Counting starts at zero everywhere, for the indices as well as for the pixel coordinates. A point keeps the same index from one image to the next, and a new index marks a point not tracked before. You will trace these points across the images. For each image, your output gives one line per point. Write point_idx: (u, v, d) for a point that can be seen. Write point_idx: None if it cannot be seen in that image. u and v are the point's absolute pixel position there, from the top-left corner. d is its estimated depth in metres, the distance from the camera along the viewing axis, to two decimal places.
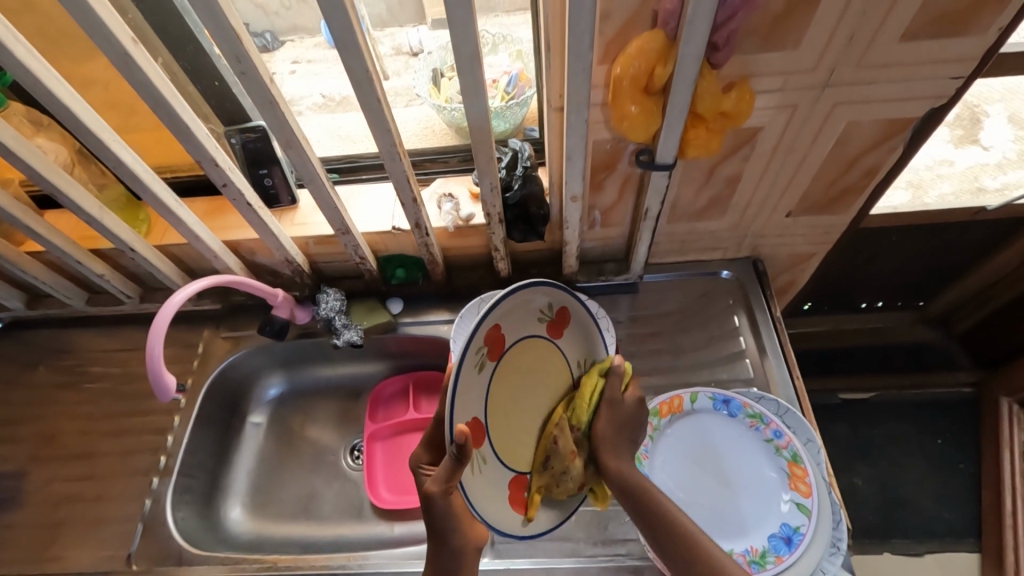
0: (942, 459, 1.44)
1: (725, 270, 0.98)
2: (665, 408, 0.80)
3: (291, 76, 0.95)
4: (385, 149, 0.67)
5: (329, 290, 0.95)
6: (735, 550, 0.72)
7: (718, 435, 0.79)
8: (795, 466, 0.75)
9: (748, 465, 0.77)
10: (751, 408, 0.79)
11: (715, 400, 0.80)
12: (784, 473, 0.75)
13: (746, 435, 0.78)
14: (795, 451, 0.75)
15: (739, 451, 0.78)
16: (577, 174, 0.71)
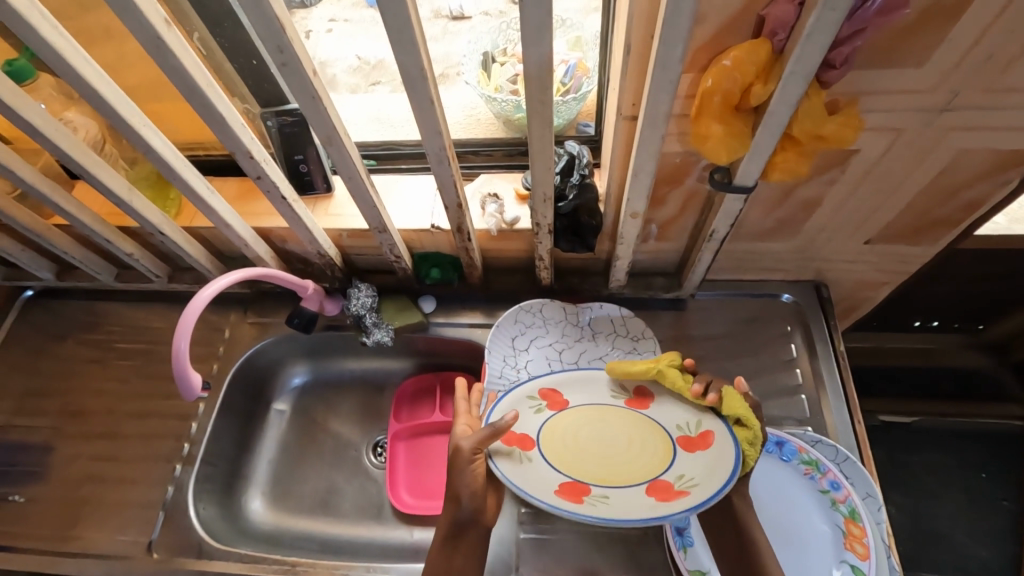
0: (983, 494, 1.35)
1: (786, 293, 0.90)
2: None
3: (327, 35, 0.89)
4: (432, 153, 0.61)
5: (361, 286, 0.90)
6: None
7: (767, 479, 0.74)
8: (852, 523, 0.69)
9: (797, 514, 0.71)
10: (807, 454, 0.73)
11: (767, 440, 0.74)
12: (839, 530, 0.69)
13: (799, 482, 0.73)
14: (853, 507, 0.69)
15: (790, 501, 0.72)
16: (642, 191, 0.64)
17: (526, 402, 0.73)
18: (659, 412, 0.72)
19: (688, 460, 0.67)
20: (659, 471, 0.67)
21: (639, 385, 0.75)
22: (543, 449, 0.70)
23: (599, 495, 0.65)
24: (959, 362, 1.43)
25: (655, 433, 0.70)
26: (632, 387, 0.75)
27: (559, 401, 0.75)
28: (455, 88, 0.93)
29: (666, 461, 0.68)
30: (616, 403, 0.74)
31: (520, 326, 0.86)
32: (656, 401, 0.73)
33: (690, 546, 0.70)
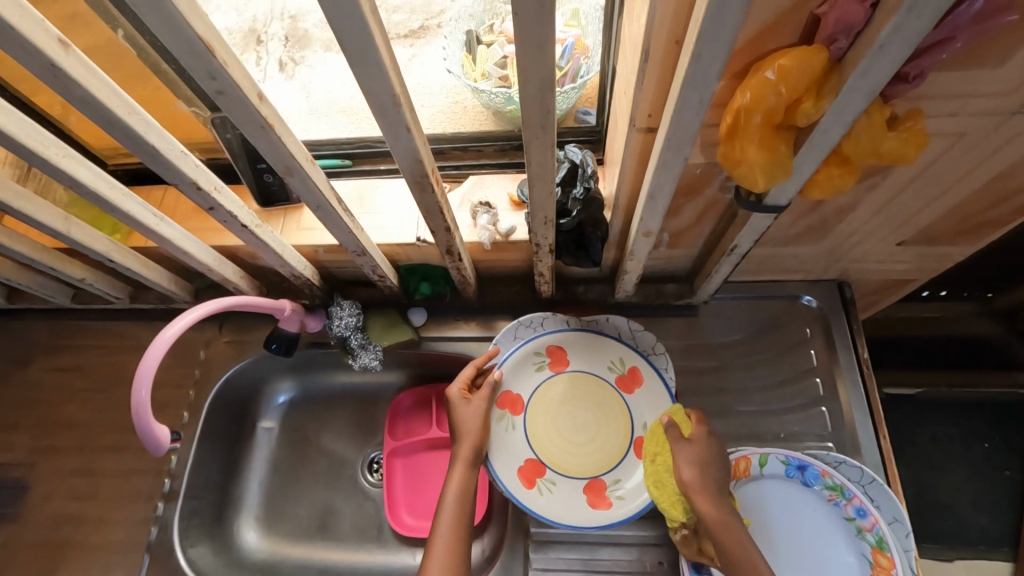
0: (986, 464, 1.27)
1: (807, 295, 0.83)
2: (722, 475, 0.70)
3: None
4: (412, 179, 0.52)
5: (343, 304, 0.82)
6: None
7: (788, 504, 0.69)
8: (880, 554, 0.65)
9: (818, 542, 0.68)
10: (830, 479, 0.68)
11: (789, 464, 0.69)
12: (866, 561, 0.66)
13: (822, 509, 0.69)
14: (881, 536, 0.65)
15: (815, 529, 0.68)
16: (658, 212, 0.55)
17: (532, 358, 0.78)
18: (636, 406, 0.77)
19: (632, 467, 0.75)
20: (602, 471, 0.75)
21: (636, 365, 0.78)
22: (527, 417, 0.77)
23: (549, 479, 0.74)
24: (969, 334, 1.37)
25: (625, 430, 0.76)
26: (629, 365, 0.78)
27: (563, 361, 0.79)
28: (431, 50, 0.82)
29: (614, 461, 0.76)
30: (607, 377, 0.78)
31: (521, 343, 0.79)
32: (643, 388, 0.77)
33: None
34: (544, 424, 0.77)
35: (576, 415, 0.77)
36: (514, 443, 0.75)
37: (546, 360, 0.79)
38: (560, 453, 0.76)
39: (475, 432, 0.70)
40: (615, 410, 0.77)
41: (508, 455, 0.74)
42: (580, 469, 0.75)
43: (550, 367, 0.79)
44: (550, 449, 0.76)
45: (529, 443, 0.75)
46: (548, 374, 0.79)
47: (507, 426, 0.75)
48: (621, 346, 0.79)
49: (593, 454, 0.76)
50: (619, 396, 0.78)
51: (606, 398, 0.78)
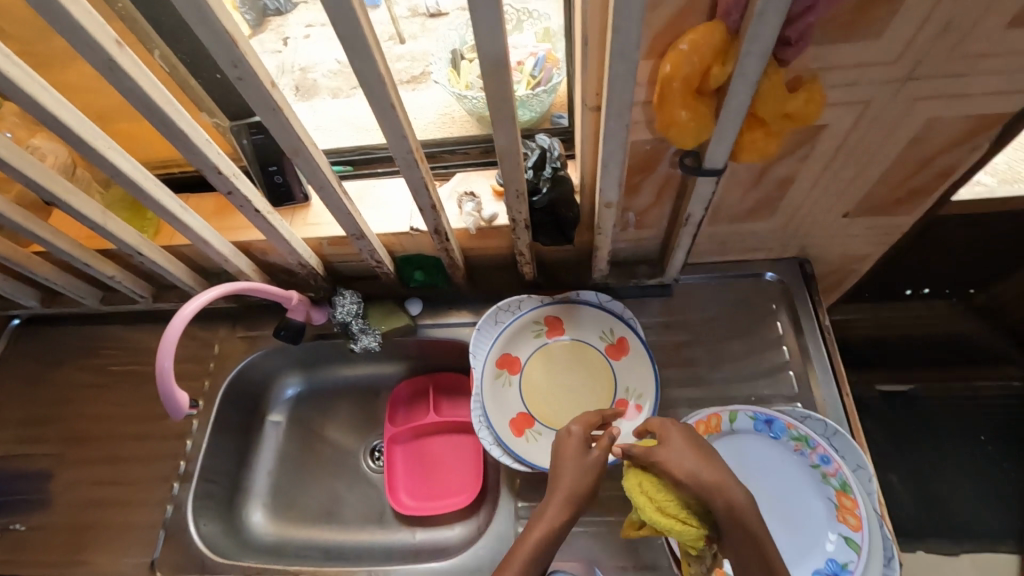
0: (988, 458, 1.34)
1: (770, 271, 0.90)
2: (702, 428, 0.75)
3: (306, 40, 0.87)
4: (399, 157, 0.62)
5: (346, 293, 0.90)
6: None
7: (764, 456, 0.74)
8: (843, 496, 0.69)
9: (792, 487, 0.73)
10: (796, 430, 0.72)
11: (756, 419, 0.74)
12: (831, 503, 0.70)
13: (790, 459, 0.73)
14: (844, 480, 0.70)
15: (783, 478, 0.73)
16: (614, 182, 0.64)
17: (530, 325, 0.85)
18: (621, 370, 0.82)
19: None
20: None
21: (623, 336, 0.83)
22: (523, 376, 0.83)
23: (536, 430, 0.80)
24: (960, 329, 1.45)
25: (609, 390, 0.81)
26: (618, 335, 0.84)
27: (559, 330, 0.85)
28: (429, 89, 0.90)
29: None
30: (596, 345, 0.84)
31: (501, 327, 0.85)
32: (629, 356, 0.82)
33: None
34: (536, 384, 0.83)
35: (566, 378, 0.83)
36: (510, 397, 0.82)
37: (543, 327, 0.85)
38: (548, 410, 0.81)
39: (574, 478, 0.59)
40: (602, 374, 0.83)
41: (502, 410, 0.80)
42: (563, 423, 0.80)
43: (546, 334, 0.85)
44: (539, 405, 0.81)
45: (523, 399, 0.82)
46: (544, 342, 0.85)
47: (505, 381, 0.82)
48: (611, 317, 0.84)
49: (580, 414, 0.81)
50: (607, 361, 0.83)
51: (597, 363, 0.83)
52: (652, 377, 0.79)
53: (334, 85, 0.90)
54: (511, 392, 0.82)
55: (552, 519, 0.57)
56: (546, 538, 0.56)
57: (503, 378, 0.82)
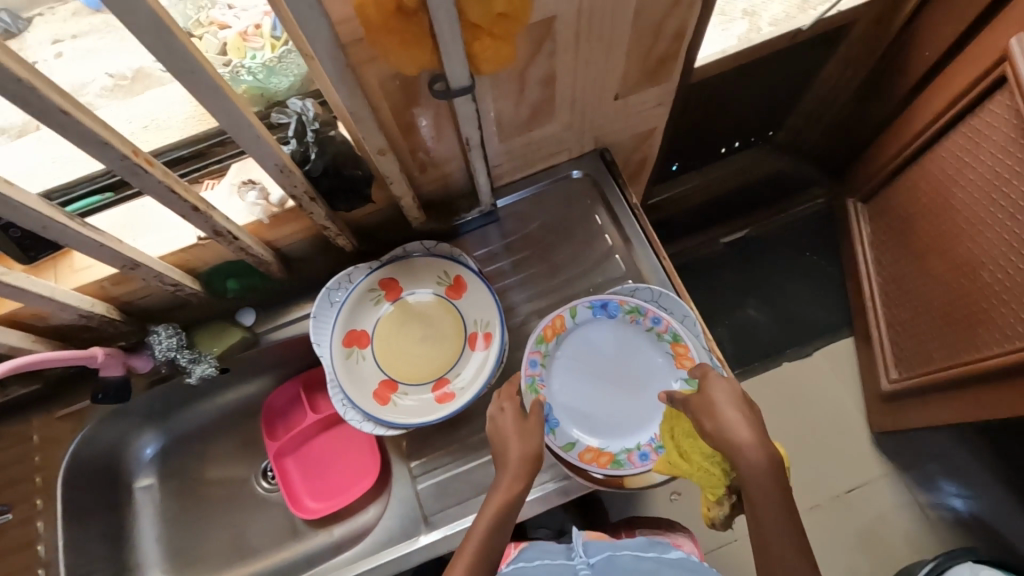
0: (813, 267, 1.67)
1: (575, 170, 0.94)
2: (551, 332, 0.79)
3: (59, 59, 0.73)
4: (115, 166, 0.53)
5: (159, 328, 0.82)
6: (642, 443, 0.76)
7: (608, 337, 0.80)
8: (677, 345, 0.78)
9: (635, 354, 0.79)
10: (628, 304, 0.79)
11: (594, 307, 0.79)
12: (670, 356, 0.78)
13: (630, 330, 0.80)
14: (675, 333, 0.78)
15: (629, 349, 0.79)
16: (372, 126, 0.62)
17: (366, 294, 0.83)
18: (466, 307, 0.83)
19: (468, 359, 0.81)
20: (444, 370, 0.81)
21: (459, 274, 0.83)
22: (374, 345, 0.82)
23: (401, 391, 0.80)
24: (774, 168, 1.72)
25: (457, 329, 0.82)
26: (454, 275, 0.84)
27: (397, 290, 0.84)
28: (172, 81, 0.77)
29: (454, 358, 0.81)
30: (436, 291, 0.84)
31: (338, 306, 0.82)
32: (469, 292, 0.83)
33: (556, 428, 0.75)
34: (387, 347, 0.82)
35: (415, 331, 0.83)
36: (367, 370, 0.80)
37: (380, 292, 0.83)
38: (407, 368, 0.81)
39: (512, 452, 0.68)
40: (448, 316, 0.83)
41: (362, 385, 0.79)
42: (424, 375, 0.81)
43: (386, 298, 0.83)
44: (395, 367, 0.81)
45: (380, 367, 0.81)
46: (386, 306, 0.83)
47: (358, 357, 0.81)
48: (444, 260, 0.84)
49: (437, 360, 0.82)
50: (450, 302, 0.83)
51: (439, 307, 0.83)
52: (492, 305, 0.81)
53: (12, 123, 0.73)
54: (367, 365, 0.81)
55: (509, 489, 0.65)
56: (501, 506, 0.63)
57: (354, 355, 0.81)
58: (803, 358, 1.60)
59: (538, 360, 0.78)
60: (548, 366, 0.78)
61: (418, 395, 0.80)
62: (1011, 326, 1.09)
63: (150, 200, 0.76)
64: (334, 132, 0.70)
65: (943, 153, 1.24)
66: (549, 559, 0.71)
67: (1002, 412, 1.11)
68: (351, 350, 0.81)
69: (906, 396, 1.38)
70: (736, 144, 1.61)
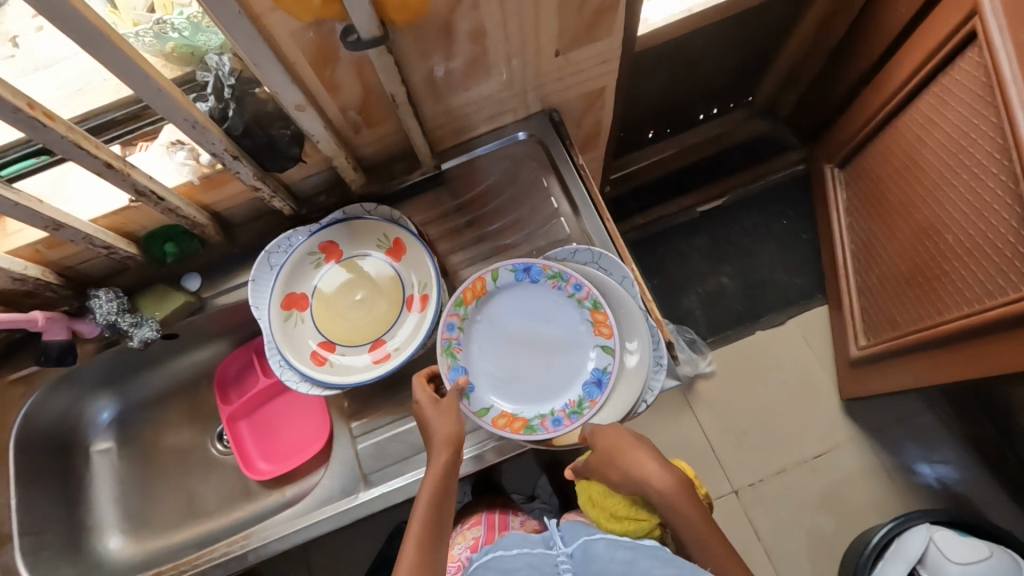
0: (788, 235, 1.65)
1: (521, 131, 0.92)
2: (472, 295, 0.78)
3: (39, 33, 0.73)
4: (10, 119, 0.52)
5: (99, 292, 0.82)
6: (556, 409, 0.76)
7: (530, 300, 0.79)
8: (596, 312, 0.76)
9: (554, 319, 0.79)
10: (549, 270, 0.77)
11: (516, 271, 0.78)
12: (589, 322, 0.77)
13: (551, 295, 0.78)
14: (595, 300, 0.76)
15: (549, 315, 0.79)
16: (282, 79, 0.61)
17: (305, 257, 0.82)
18: (405, 270, 0.83)
19: (405, 321, 0.81)
20: (382, 332, 0.81)
21: (398, 237, 0.83)
22: (313, 308, 0.82)
23: (339, 352, 0.81)
24: (750, 133, 1.69)
25: (397, 292, 0.82)
26: (393, 238, 0.83)
27: (337, 253, 0.83)
28: None
29: (393, 321, 0.82)
30: (377, 255, 0.84)
31: (277, 269, 0.82)
32: (407, 255, 0.83)
33: (472, 393, 0.76)
34: (326, 310, 0.82)
35: (353, 294, 0.83)
36: (305, 332, 0.81)
37: (319, 255, 0.83)
38: (345, 330, 0.82)
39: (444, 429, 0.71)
40: (387, 279, 0.83)
41: (300, 346, 0.80)
42: (361, 336, 0.81)
43: (325, 261, 0.83)
44: (333, 329, 0.81)
45: (319, 329, 0.81)
46: (326, 269, 0.83)
47: (298, 320, 0.81)
48: (383, 223, 0.83)
49: (375, 322, 0.82)
50: (390, 265, 0.83)
51: (379, 271, 0.83)
52: (428, 268, 0.80)
53: None
54: (305, 327, 0.81)
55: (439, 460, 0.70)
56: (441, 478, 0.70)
57: (293, 318, 0.81)
58: (775, 327, 1.58)
59: (457, 322, 0.77)
60: (467, 330, 0.78)
61: (355, 356, 0.81)
62: (966, 291, 1.09)
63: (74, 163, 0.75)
64: (256, 89, 0.72)
65: (915, 115, 1.20)
66: (529, 549, 0.72)
67: (960, 376, 1.10)
68: (289, 313, 0.81)
69: (870, 362, 1.37)
70: (714, 110, 1.62)
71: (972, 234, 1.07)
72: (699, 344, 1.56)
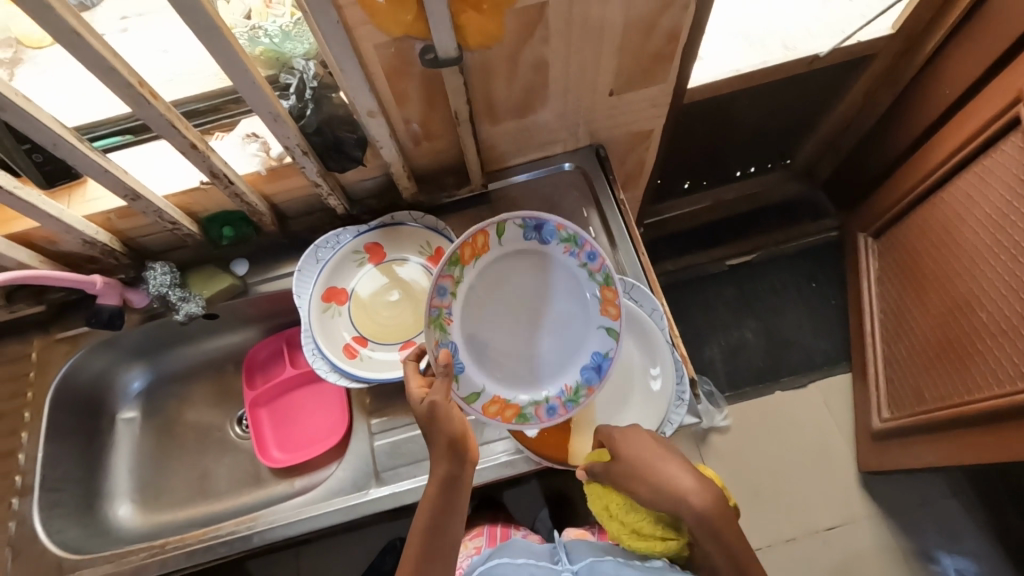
0: (815, 297, 1.65)
1: (568, 162, 0.97)
2: (466, 253, 0.69)
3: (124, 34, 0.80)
4: (121, 93, 0.59)
5: (155, 265, 0.87)
6: (551, 396, 0.73)
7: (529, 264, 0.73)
8: (607, 289, 0.71)
9: (558, 291, 0.73)
10: (564, 232, 0.71)
11: (525, 226, 0.70)
12: (597, 297, 0.72)
13: (559, 260, 0.72)
14: (607, 274, 0.70)
15: (553, 285, 0.73)
16: (362, 86, 0.66)
17: (350, 255, 0.87)
18: None
19: None
20: (413, 334, 0.85)
21: (440, 246, 0.87)
22: (351, 304, 0.86)
23: (370, 349, 0.84)
24: (785, 194, 1.71)
25: None
26: (435, 246, 0.87)
27: (381, 255, 0.88)
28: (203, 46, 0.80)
29: (425, 325, 0.85)
30: (418, 260, 0.87)
31: (322, 263, 0.86)
32: None
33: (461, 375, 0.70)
34: (364, 307, 0.86)
35: (391, 295, 0.87)
36: (341, 326, 0.84)
37: (363, 254, 0.87)
38: (379, 328, 0.85)
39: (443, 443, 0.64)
40: (425, 285, 0.87)
41: (334, 338, 0.83)
42: (393, 336, 0.85)
43: (369, 261, 0.87)
44: (368, 326, 0.85)
45: (353, 324, 0.85)
46: (368, 269, 0.87)
47: (335, 313, 0.85)
48: (427, 231, 0.88)
49: (408, 324, 0.85)
50: (429, 271, 0.87)
51: (419, 276, 0.87)
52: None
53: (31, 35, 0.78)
54: (341, 321, 0.85)
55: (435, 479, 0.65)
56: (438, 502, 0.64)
57: (331, 312, 0.84)
58: (796, 389, 1.56)
59: (448, 286, 0.69)
60: (456, 294, 0.70)
61: (386, 354, 0.84)
62: (1002, 369, 1.06)
63: (165, 141, 0.81)
64: (332, 94, 0.77)
65: (955, 191, 1.21)
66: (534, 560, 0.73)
67: (988, 458, 1.07)
68: (327, 305, 0.85)
69: (894, 436, 1.33)
70: (752, 168, 1.63)
71: (1007, 313, 1.06)
72: (717, 396, 1.55)
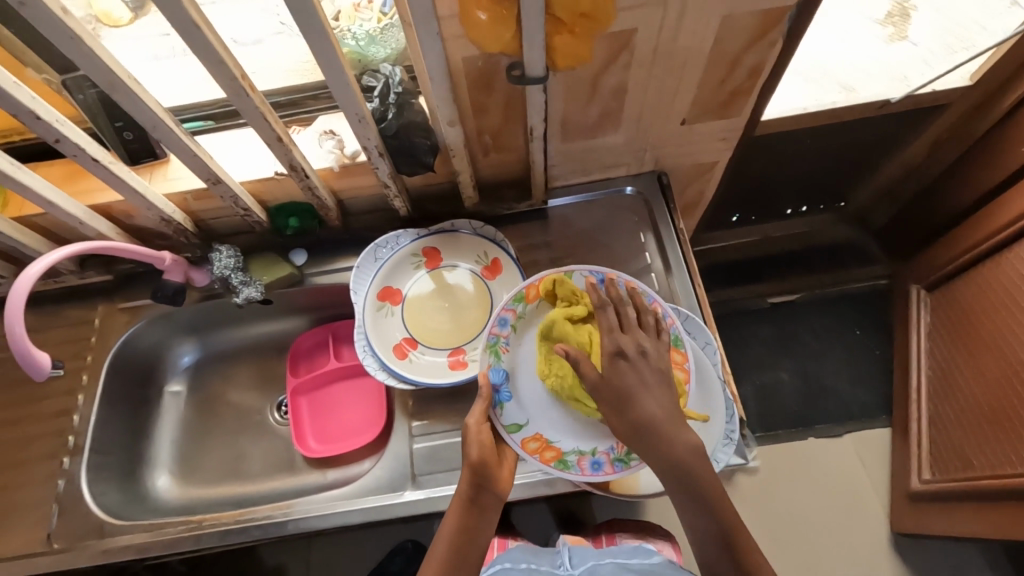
0: (859, 346, 1.60)
1: (630, 185, 0.97)
2: (532, 294, 0.77)
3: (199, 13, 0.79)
4: (224, 85, 0.61)
5: (221, 247, 0.90)
6: (598, 450, 0.74)
7: None
8: (677, 350, 0.74)
9: None
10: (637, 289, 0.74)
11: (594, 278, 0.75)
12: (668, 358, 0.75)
13: None
14: (678, 335, 0.74)
15: None
16: (446, 96, 0.68)
17: (408, 257, 0.88)
18: (496, 288, 0.87)
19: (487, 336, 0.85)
20: (463, 341, 0.85)
21: (497, 257, 0.88)
22: (404, 305, 0.87)
23: (419, 351, 0.85)
24: (835, 237, 1.68)
25: (484, 306, 0.87)
26: (492, 257, 0.88)
27: (437, 260, 0.89)
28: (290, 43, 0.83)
29: (475, 332, 0.86)
30: (473, 269, 0.88)
31: (380, 262, 0.87)
32: (501, 275, 0.87)
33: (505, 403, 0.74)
34: (416, 308, 0.87)
35: (444, 299, 0.88)
36: (392, 325, 0.86)
37: (420, 257, 0.89)
38: (429, 331, 0.86)
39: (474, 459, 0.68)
40: (478, 293, 0.87)
41: (386, 336, 0.84)
42: (443, 340, 0.85)
43: (425, 265, 0.88)
44: (420, 327, 0.86)
45: (405, 325, 0.86)
46: (423, 272, 0.88)
47: (388, 312, 0.86)
48: (485, 241, 0.89)
49: (458, 329, 0.86)
50: (483, 280, 0.88)
51: (472, 283, 0.88)
52: None
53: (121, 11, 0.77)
54: (394, 320, 0.86)
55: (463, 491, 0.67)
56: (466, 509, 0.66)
57: (384, 311, 0.86)
58: (832, 438, 1.51)
59: (509, 319, 0.76)
60: (516, 328, 0.77)
61: (434, 357, 0.84)
62: None
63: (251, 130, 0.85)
64: (413, 100, 0.78)
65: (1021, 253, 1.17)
66: None
67: None
68: (380, 304, 0.86)
69: (934, 499, 1.28)
70: (803, 208, 1.60)
71: None
72: None
